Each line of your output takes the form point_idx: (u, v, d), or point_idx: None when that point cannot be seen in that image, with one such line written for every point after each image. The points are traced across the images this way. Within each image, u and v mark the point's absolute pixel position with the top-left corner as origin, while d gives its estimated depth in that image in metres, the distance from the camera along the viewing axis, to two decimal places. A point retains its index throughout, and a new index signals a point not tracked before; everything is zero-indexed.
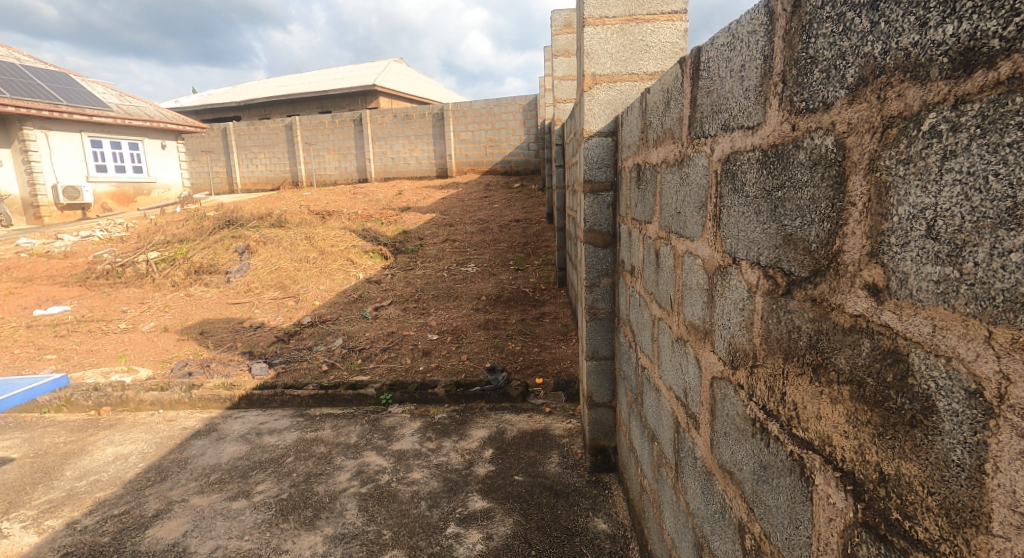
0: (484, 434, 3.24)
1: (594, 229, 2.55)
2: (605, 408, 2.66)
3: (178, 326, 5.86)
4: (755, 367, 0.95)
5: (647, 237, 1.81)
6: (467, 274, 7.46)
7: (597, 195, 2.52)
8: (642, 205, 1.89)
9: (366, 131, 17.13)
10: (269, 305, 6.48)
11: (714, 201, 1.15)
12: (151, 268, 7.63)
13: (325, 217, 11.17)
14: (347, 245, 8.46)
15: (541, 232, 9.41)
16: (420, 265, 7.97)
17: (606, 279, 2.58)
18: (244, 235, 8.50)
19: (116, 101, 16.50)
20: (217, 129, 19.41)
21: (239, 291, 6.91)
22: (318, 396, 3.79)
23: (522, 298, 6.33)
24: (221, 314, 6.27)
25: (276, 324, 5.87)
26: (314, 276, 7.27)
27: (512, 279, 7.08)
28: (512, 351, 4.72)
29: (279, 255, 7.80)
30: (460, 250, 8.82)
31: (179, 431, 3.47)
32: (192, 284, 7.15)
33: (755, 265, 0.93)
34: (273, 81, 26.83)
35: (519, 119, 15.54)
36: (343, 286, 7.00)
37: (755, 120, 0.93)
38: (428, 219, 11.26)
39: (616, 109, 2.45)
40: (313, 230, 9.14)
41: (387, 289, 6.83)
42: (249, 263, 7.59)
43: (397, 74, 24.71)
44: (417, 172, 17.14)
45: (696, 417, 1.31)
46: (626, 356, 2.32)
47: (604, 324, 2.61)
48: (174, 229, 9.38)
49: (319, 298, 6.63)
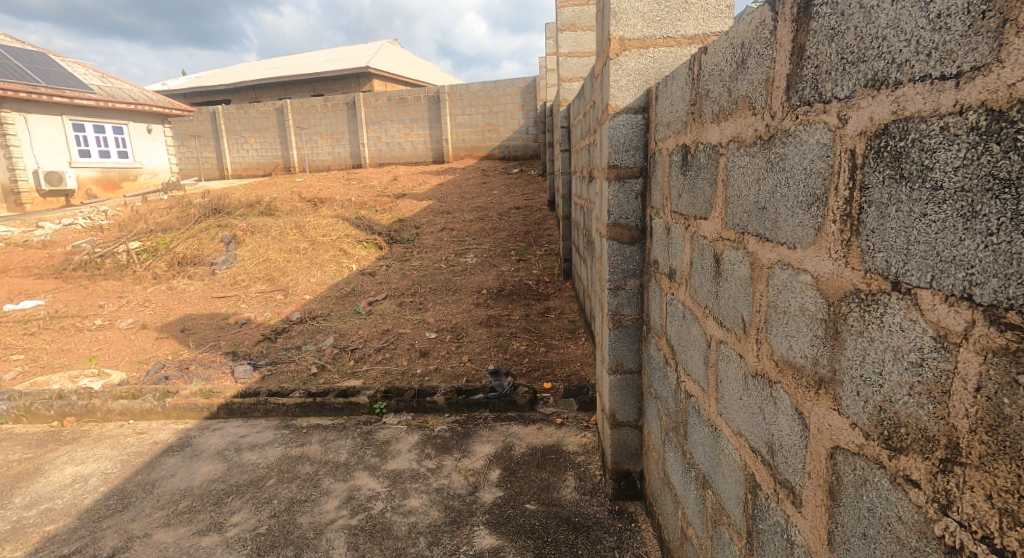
0: (489, 450, 2.91)
1: (619, 222, 2.21)
2: (631, 429, 2.32)
3: (158, 323, 5.49)
4: (952, 463, 0.61)
5: (700, 236, 1.47)
6: (466, 265, 7.12)
7: (623, 182, 2.18)
8: (691, 196, 1.54)
9: (359, 115, 16.65)
10: (256, 300, 6.12)
11: (843, 193, 0.78)
12: (132, 259, 7.25)
13: (317, 205, 10.77)
14: (339, 235, 8.08)
15: (543, 220, 9.05)
16: (417, 256, 7.61)
17: (632, 281, 2.25)
18: (230, 224, 8.10)
19: (99, 84, 15.99)
20: (206, 113, 18.86)
21: (225, 283, 6.54)
22: (305, 405, 3.44)
23: (525, 290, 6.01)
24: (205, 309, 5.92)
25: (264, 320, 5.52)
26: (304, 267, 6.91)
27: (514, 271, 6.74)
28: (517, 351, 4.40)
29: (267, 245, 7.42)
30: (459, 239, 8.45)
31: (149, 447, 3.12)
32: (175, 277, 6.77)
33: (965, 302, 0.59)
34: (264, 64, 26.17)
35: (517, 102, 15.07)
36: (335, 278, 6.63)
37: (967, 62, 0.57)
38: (425, 206, 10.88)
39: (648, 81, 2.09)
40: (304, 218, 8.75)
41: (382, 282, 6.47)
42: (236, 254, 7.21)
43: (391, 56, 24.08)
44: (413, 157, 16.69)
45: (793, 488, 0.96)
46: (659, 373, 2.00)
47: (630, 333, 2.27)
48: (157, 217, 8.96)
49: (310, 291, 6.27)
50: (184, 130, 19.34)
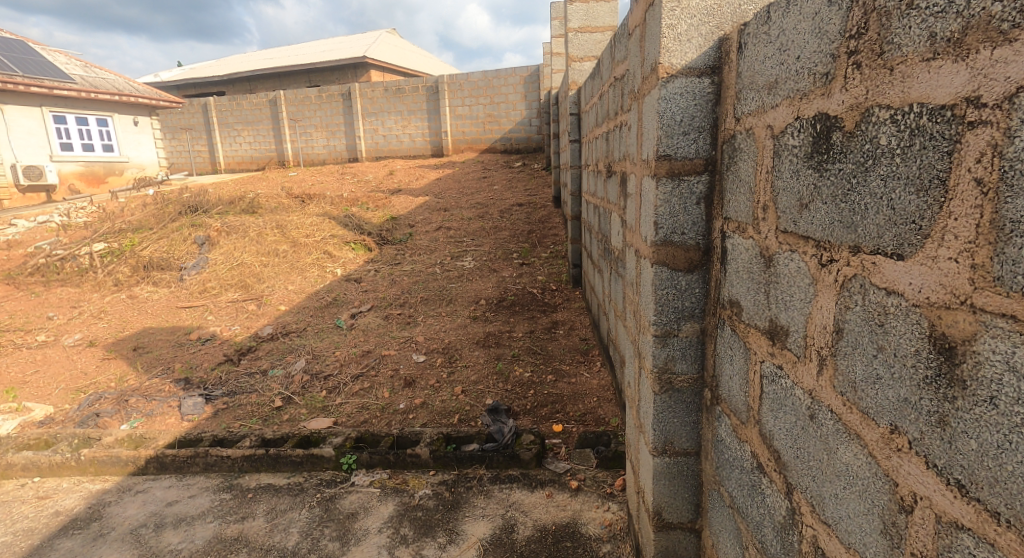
0: (484, 533, 2.22)
1: (672, 239, 1.51)
2: (684, 533, 1.63)
3: (109, 339, 4.81)
4: None
5: (874, 288, 0.77)
6: (463, 270, 6.43)
7: (678, 180, 1.47)
8: (844, 209, 0.84)
9: (355, 106, 15.93)
10: (225, 311, 5.44)
11: None
12: (94, 262, 6.56)
13: (305, 202, 10.07)
14: (325, 236, 7.39)
15: (547, 219, 8.37)
16: (409, 260, 6.93)
17: (689, 325, 1.54)
18: (205, 223, 7.39)
19: (82, 74, 15.26)
20: (197, 104, 18.16)
21: (193, 291, 5.85)
22: (255, 458, 2.75)
23: (528, 302, 5.33)
24: (167, 322, 5.23)
25: (230, 336, 4.84)
26: (283, 273, 6.24)
27: (516, 277, 6.06)
28: (520, 380, 3.72)
29: (244, 247, 6.72)
30: (456, 240, 7.77)
31: (47, 519, 2.43)
32: (138, 283, 6.07)
33: None
34: (259, 54, 25.46)
35: (519, 92, 14.33)
36: (316, 285, 5.95)
37: None
38: (420, 203, 10.19)
39: (723, 27, 1.39)
40: (287, 217, 8.06)
41: (368, 290, 5.79)
42: (208, 257, 6.52)
43: (389, 46, 23.36)
44: (411, 150, 15.98)
45: None
46: (737, 472, 1.32)
47: (685, 399, 1.57)
48: (129, 215, 8.26)
49: (286, 301, 5.58)
50: (176, 123, 18.64)
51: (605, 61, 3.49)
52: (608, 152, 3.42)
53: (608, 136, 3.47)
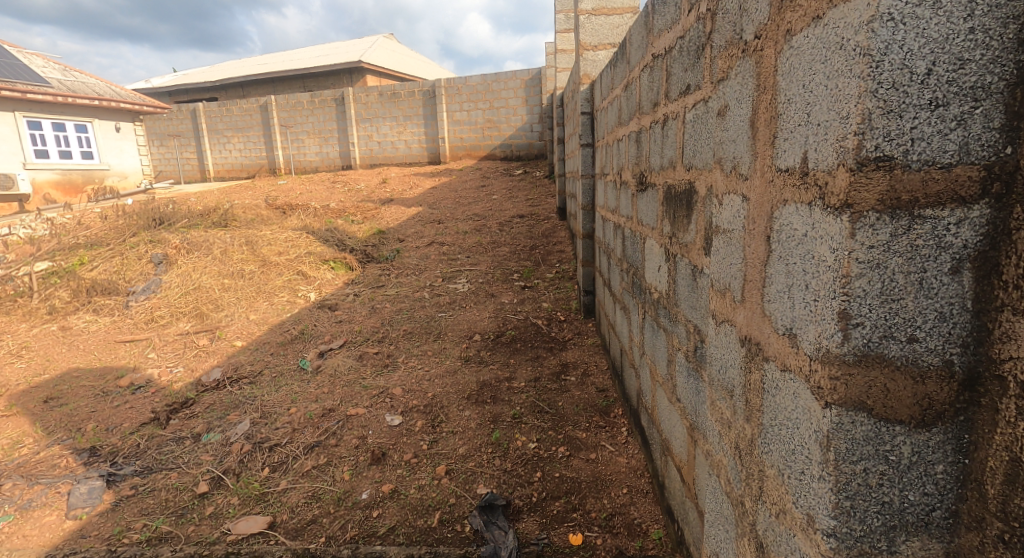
0: None
1: (883, 350, 0.69)
2: None
3: (19, 387, 3.93)
4: None
5: None
6: (456, 295, 5.61)
7: (909, 219, 0.66)
8: None
9: (348, 112, 15.14)
10: (172, 348, 4.58)
11: None
12: (30, 284, 5.69)
13: (287, 214, 9.25)
14: (300, 255, 6.56)
15: (552, 234, 7.56)
16: (395, 283, 6.10)
17: (915, 543, 0.72)
18: (165, 238, 6.53)
19: (59, 78, 14.48)
20: (185, 109, 17.41)
21: (138, 322, 4.99)
22: None
23: (531, 338, 4.53)
24: (98, 361, 4.36)
25: (169, 382, 3.98)
26: (247, 300, 5.41)
27: (516, 306, 5.25)
28: (522, 455, 2.89)
29: (205, 267, 5.87)
30: (449, 258, 6.95)
31: None
32: (77, 311, 5.21)
33: None
34: (252, 58, 24.75)
35: (520, 96, 13.53)
36: (282, 315, 5.12)
37: None
38: (413, 215, 9.37)
39: None
40: (259, 231, 7.21)
41: (344, 321, 5.00)
42: (162, 279, 5.66)
43: (385, 50, 22.69)
44: (407, 157, 15.20)
45: None
46: None
47: None
48: (85, 228, 7.39)
49: (245, 335, 4.73)
50: (163, 129, 17.83)
51: (636, 38, 2.66)
52: (644, 157, 2.59)
53: (642, 137, 2.65)
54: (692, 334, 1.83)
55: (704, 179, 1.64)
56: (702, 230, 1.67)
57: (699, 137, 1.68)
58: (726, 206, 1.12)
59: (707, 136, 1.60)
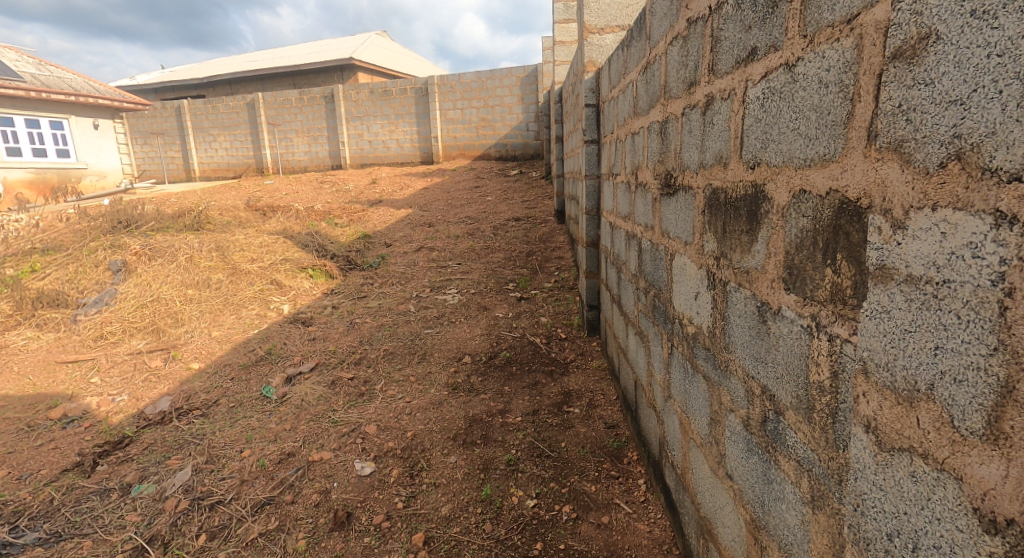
0: None
1: None
2: None
3: None
4: None
5: None
6: (444, 308, 5.09)
7: None
8: None
9: (338, 110, 14.60)
10: (120, 370, 4.03)
11: None
12: None
13: (267, 216, 8.69)
14: (275, 262, 6.02)
15: (550, 240, 7.05)
16: (378, 293, 5.57)
17: None
18: (126, 244, 5.95)
19: (34, 72, 13.85)
20: (169, 107, 16.81)
21: (85, 339, 4.43)
22: None
23: (529, 360, 4.03)
24: (31, 387, 3.80)
25: (108, 414, 3.43)
26: (211, 314, 4.86)
27: (511, 321, 4.74)
28: (518, 518, 2.37)
29: (167, 276, 5.31)
30: (439, 265, 6.43)
31: None
32: (18, 327, 4.64)
33: None
34: (242, 55, 24.13)
35: (516, 94, 13.01)
36: (248, 331, 4.57)
37: None
38: (402, 218, 8.84)
39: None
40: (232, 236, 6.65)
41: (318, 339, 4.47)
42: (117, 290, 5.09)
43: (377, 47, 22.11)
44: (399, 157, 14.65)
45: None
46: None
47: None
48: (43, 231, 6.80)
49: (203, 356, 4.18)
50: (146, 127, 17.21)
51: (660, 7, 2.15)
52: (672, 153, 2.08)
53: (668, 128, 2.13)
54: (756, 398, 1.32)
55: (788, 180, 1.13)
56: (785, 253, 1.16)
57: (779, 119, 1.17)
58: (964, 233, 0.67)
59: (797, 117, 1.10)
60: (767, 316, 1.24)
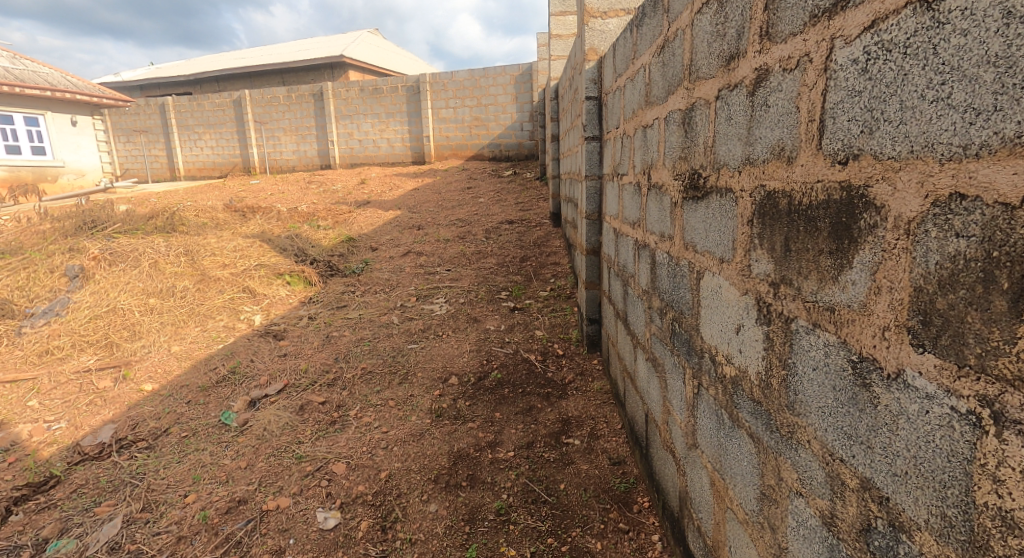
0: None
1: None
2: None
3: None
4: None
5: None
6: (431, 320, 4.68)
7: None
8: None
9: (327, 108, 14.16)
10: (62, 390, 3.60)
11: None
12: None
13: (248, 217, 8.25)
14: (249, 267, 5.59)
15: (545, 245, 6.66)
16: (359, 303, 5.15)
17: None
18: (86, 247, 5.50)
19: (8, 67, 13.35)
20: (153, 104, 16.31)
21: (28, 355, 3.99)
22: None
23: (523, 381, 3.64)
24: None
25: (39, 446, 3.00)
26: (174, 326, 4.43)
27: (503, 335, 4.34)
28: None
29: (128, 284, 4.87)
30: (427, 271, 6.02)
31: None
32: None
33: None
34: (230, 52, 23.60)
35: (510, 93, 12.62)
36: (213, 346, 4.15)
37: None
38: (390, 220, 8.42)
39: None
40: (204, 240, 6.21)
41: (289, 355, 4.05)
42: (70, 299, 4.65)
43: (369, 45, 21.67)
44: (390, 157, 14.22)
45: None
46: None
47: None
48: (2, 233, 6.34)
49: (159, 375, 3.75)
50: (129, 125, 16.67)
51: None
52: (701, 148, 1.68)
53: (695, 117, 1.74)
54: (849, 494, 0.92)
55: (920, 178, 0.74)
56: (910, 290, 0.76)
57: (902, 87, 0.78)
58: None
59: (941, 82, 0.71)
60: (873, 380, 0.85)
